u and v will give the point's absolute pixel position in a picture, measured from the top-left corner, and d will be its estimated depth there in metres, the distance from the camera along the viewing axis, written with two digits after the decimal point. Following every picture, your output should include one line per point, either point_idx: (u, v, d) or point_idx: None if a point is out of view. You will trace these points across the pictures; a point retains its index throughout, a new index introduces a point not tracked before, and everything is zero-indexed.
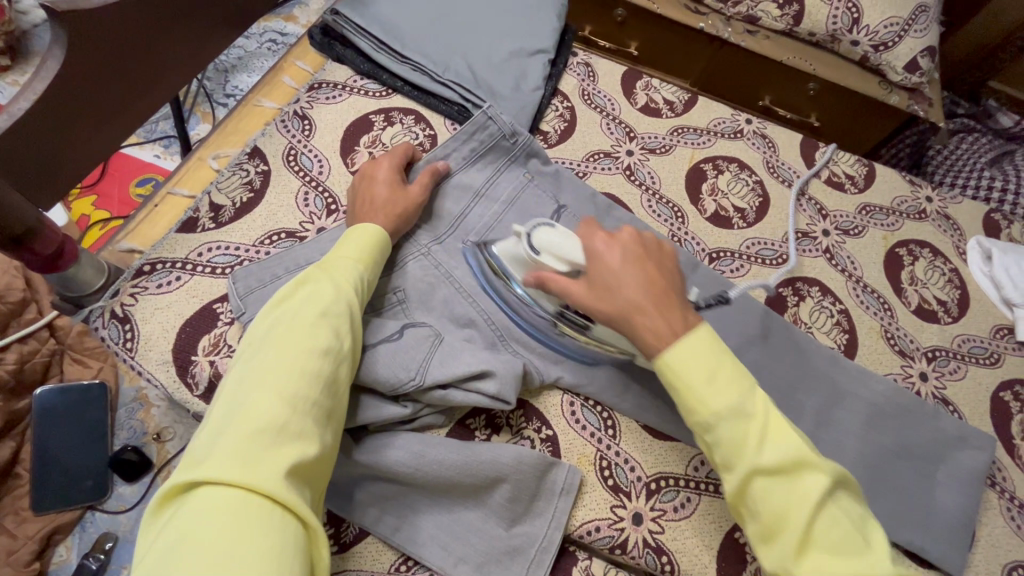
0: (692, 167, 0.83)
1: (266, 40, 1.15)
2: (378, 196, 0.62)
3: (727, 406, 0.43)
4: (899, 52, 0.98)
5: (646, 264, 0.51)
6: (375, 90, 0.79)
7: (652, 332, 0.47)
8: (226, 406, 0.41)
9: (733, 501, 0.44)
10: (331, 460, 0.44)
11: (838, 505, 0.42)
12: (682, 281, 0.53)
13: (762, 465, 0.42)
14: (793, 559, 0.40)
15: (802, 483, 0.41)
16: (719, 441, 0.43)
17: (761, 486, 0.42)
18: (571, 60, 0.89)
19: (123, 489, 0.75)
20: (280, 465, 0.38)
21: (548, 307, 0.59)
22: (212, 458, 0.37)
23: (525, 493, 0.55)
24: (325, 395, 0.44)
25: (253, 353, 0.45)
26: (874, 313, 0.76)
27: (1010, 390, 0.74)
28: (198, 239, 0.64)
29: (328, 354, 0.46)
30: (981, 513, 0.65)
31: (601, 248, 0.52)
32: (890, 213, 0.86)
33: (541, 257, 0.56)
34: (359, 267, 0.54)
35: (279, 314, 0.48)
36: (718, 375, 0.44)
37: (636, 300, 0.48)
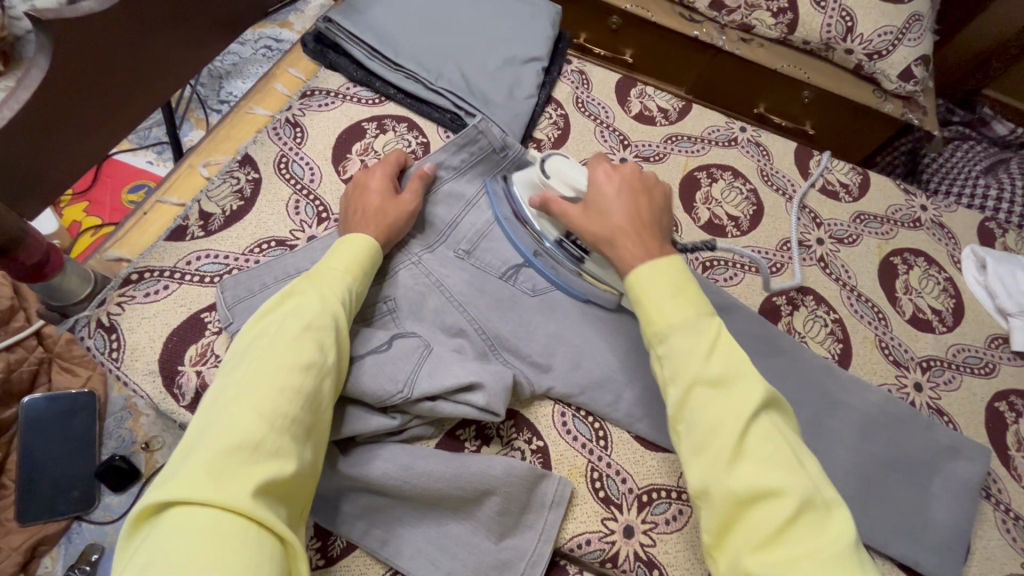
0: (686, 175, 0.83)
1: (260, 47, 1.14)
2: (369, 207, 0.62)
3: (682, 320, 0.46)
4: (893, 61, 0.98)
5: (638, 198, 0.58)
6: (368, 97, 0.79)
7: (627, 251, 0.53)
8: (206, 420, 0.41)
9: (674, 416, 0.45)
10: (312, 475, 0.44)
11: (773, 425, 0.43)
12: (670, 222, 0.59)
13: (704, 374, 0.43)
14: (723, 467, 0.40)
15: (741, 393, 0.43)
16: (671, 351, 0.45)
17: (702, 395, 0.43)
18: (565, 68, 0.89)
19: (111, 499, 0.74)
20: (256, 483, 0.38)
21: (550, 231, 0.65)
22: (186, 475, 0.37)
23: (514, 505, 0.54)
24: (306, 410, 0.44)
25: (235, 366, 0.44)
26: (868, 322, 0.75)
27: (1005, 400, 0.73)
28: (187, 247, 0.63)
29: (311, 368, 0.45)
30: (975, 525, 0.64)
31: (601, 180, 0.59)
32: (884, 221, 0.85)
33: (550, 179, 0.63)
34: (346, 278, 0.53)
35: (264, 326, 0.48)
36: (678, 294, 0.48)
37: (621, 225, 0.55)
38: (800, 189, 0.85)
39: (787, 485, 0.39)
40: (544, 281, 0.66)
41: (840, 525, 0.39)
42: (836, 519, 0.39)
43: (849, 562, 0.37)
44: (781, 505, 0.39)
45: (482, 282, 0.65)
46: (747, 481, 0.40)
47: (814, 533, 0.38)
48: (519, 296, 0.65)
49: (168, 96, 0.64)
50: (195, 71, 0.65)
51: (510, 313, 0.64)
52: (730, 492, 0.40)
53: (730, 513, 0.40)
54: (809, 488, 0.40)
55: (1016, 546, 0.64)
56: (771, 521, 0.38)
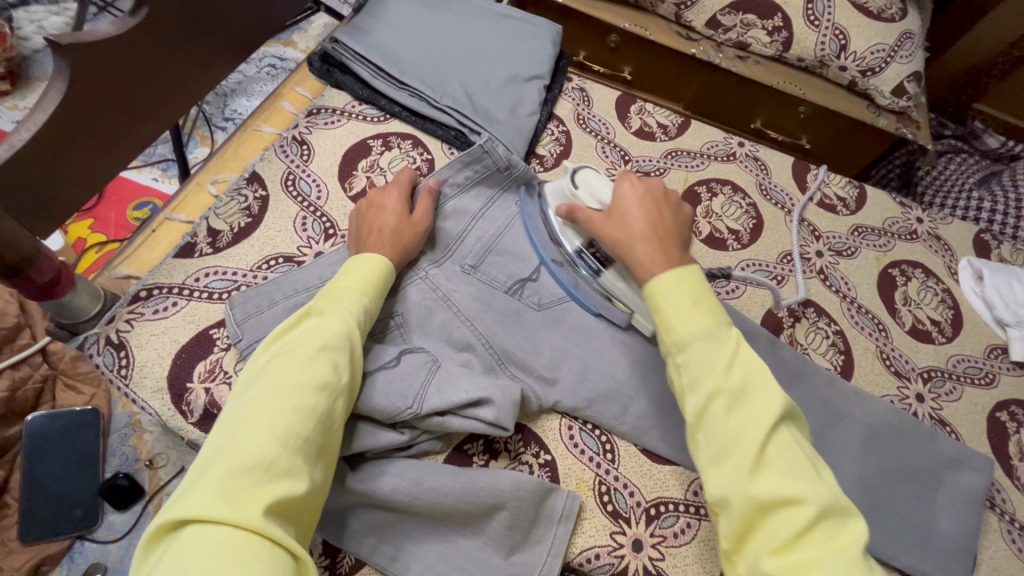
0: (686, 189, 0.84)
1: (265, 65, 1.17)
2: (381, 225, 0.63)
3: (702, 330, 0.46)
4: (886, 78, 1.01)
5: (660, 207, 0.58)
6: (374, 115, 0.80)
7: (645, 255, 0.53)
8: (220, 438, 0.41)
9: (693, 424, 0.45)
10: (320, 496, 0.44)
11: (791, 436, 0.44)
12: (689, 234, 0.59)
13: (726, 387, 0.44)
14: (745, 477, 0.41)
15: (761, 404, 0.44)
16: (689, 361, 0.46)
17: (722, 407, 0.44)
18: (566, 85, 0.91)
19: (113, 518, 0.75)
20: (267, 502, 0.38)
21: (573, 241, 0.65)
22: (200, 491, 0.37)
23: (524, 519, 0.55)
24: (319, 431, 0.44)
25: (252, 383, 0.45)
26: (869, 334, 0.76)
27: (1006, 410, 0.74)
28: (196, 264, 0.64)
29: (325, 389, 0.46)
30: (981, 536, 0.64)
31: (626, 187, 0.59)
32: (882, 234, 0.87)
33: (578, 190, 0.64)
34: (362, 297, 0.54)
35: (280, 346, 0.48)
36: (698, 306, 0.48)
37: (640, 229, 0.55)
38: (796, 209, 0.86)
39: (808, 494, 0.40)
40: (549, 295, 0.67)
41: (854, 532, 0.41)
42: (849, 524, 0.41)
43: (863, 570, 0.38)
44: (801, 514, 0.40)
45: (488, 297, 0.65)
46: (772, 490, 0.41)
47: (830, 541, 0.39)
48: (525, 309, 0.66)
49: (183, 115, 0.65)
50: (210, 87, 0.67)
51: (517, 327, 0.64)
52: (750, 499, 0.41)
53: (748, 519, 0.41)
54: (828, 497, 0.41)
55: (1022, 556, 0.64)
56: (791, 526, 0.39)
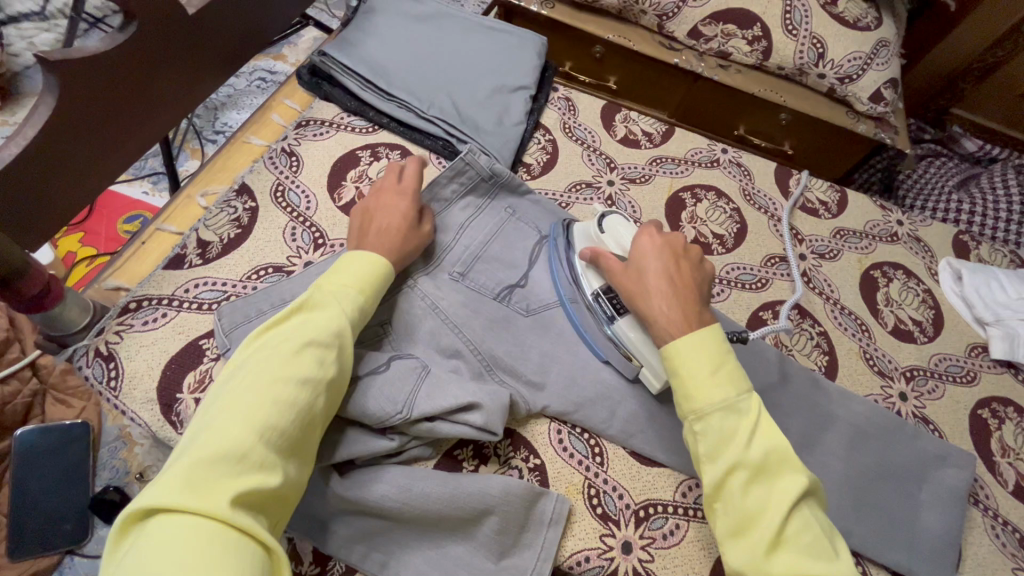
0: (671, 196, 0.86)
1: (255, 79, 1.19)
2: (384, 223, 0.63)
3: (722, 400, 0.48)
4: (863, 84, 1.03)
5: (678, 261, 0.59)
6: (362, 126, 0.81)
7: (665, 316, 0.54)
8: (197, 429, 0.42)
9: (712, 495, 0.47)
10: (295, 491, 0.44)
11: (808, 511, 0.46)
12: (708, 289, 0.60)
13: (745, 460, 0.46)
14: (762, 555, 0.43)
15: (781, 484, 0.45)
16: (708, 431, 0.48)
17: (743, 483, 0.46)
18: (552, 95, 0.93)
19: (104, 532, 0.75)
20: (235, 493, 0.38)
21: (592, 284, 0.65)
22: (169, 480, 0.37)
23: (513, 524, 0.55)
24: (296, 425, 0.44)
25: (234, 376, 0.46)
26: (853, 334, 0.77)
27: (987, 408, 0.75)
28: (185, 275, 0.64)
29: (306, 384, 0.46)
30: (965, 531, 0.65)
31: (645, 242, 0.60)
32: (864, 236, 0.89)
33: (604, 235, 0.64)
34: (354, 294, 0.54)
35: (266, 340, 0.48)
36: (718, 373, 0.49)
37: (658, 285, 0.56)
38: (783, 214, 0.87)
39: (824, 574, 0.42)
40: (537, 301, 0.68)
41: None
42: None
43: None
44: None
45: (476, 304, 0.66)
46: (788, 569, 0.42)
47: None
48: (513, 315, 0.67)
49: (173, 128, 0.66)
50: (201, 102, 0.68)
51: (506, 333, 0.65)
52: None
53: None
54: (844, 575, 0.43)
55: (1006, 551, 0.65)
56: None
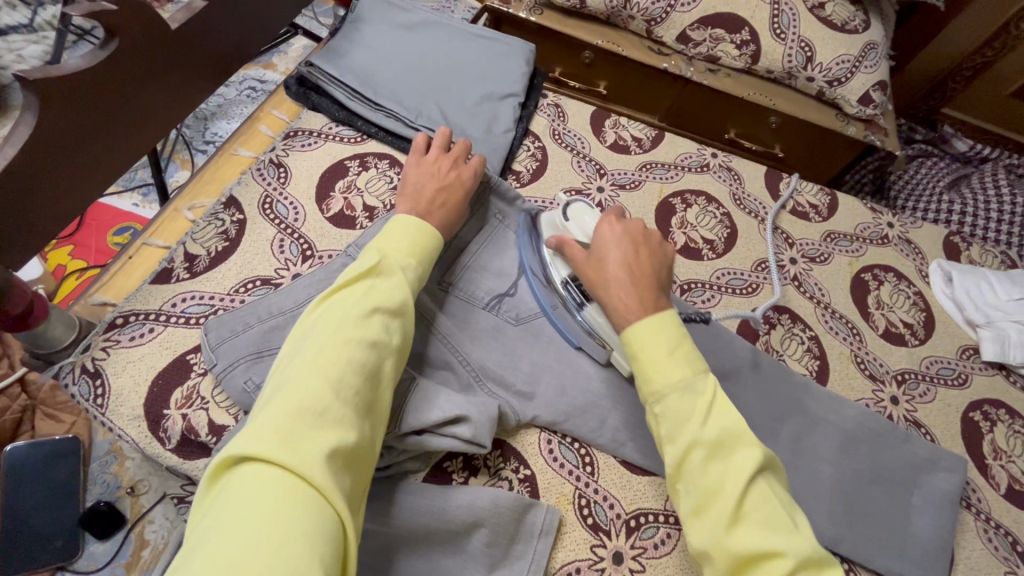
0: (661, 201, 0.86)
1: (245, 88, 1.19)
2: (436, 195, 0.64)
3: (679, 380, 0.48)
4: (852, 87, 1.04)
5: (638, 249, 0.59)
6: (350, 136, 0.81)
7: (623, 303, 0.55)
8: (276, 385, 0.42)
9: (673, 475, 0.46)
10: (373, 450, 0.44)
11: (769, 485, 0.45)
12: (669, 276, 0.60)
13: (703, 438, 0.45)
14: (722, 531, 0.42)
15: (738, 457, 0.44)
16: (667, 411, 0.47)
17: (700, 459, 0.45)
18: (541, 102, 0.93)
19: (94, 548, 0.74)
20: (320, 449, 0.38)
21: (561, 272, 0.66)
22: (257, 432, 0.38)
23: (503, 536, 0.55)
24: (368, 386, 0.44)
25: (308, 334, 0.46)
26: (843, 338, 0.77)
27: (979, 410, 0.75)
28: (172, 290, 0.64)
29: (376, 347, 0.46)
30: (957, 535, 0.65)
31: (605, 230, 0.61)
32: (854, 239, 0.89)
33: (568, 223, 0.65)
34: (411, 259, 0.54)
35: (335, 302, 0.48)
36: (675, 353, 0.49)
37: (617, 275, 0.57)
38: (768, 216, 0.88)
39: (785, 546, 0.41)
40: (526, 310, 0.68)
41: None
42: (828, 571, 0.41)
43: None
44: (781, 566, 0.40)
45: (465, 315, 0.66)
46: (749, 544, 0.41)
47: None
48: (503, 325, 0.67)
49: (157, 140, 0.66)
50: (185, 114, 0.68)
51: (495, 343, 0.65)
52: (729, 552, 0.42)
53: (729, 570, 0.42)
54: (807, 547, 0.42)
55: (999, 555, 0.65)
56: None
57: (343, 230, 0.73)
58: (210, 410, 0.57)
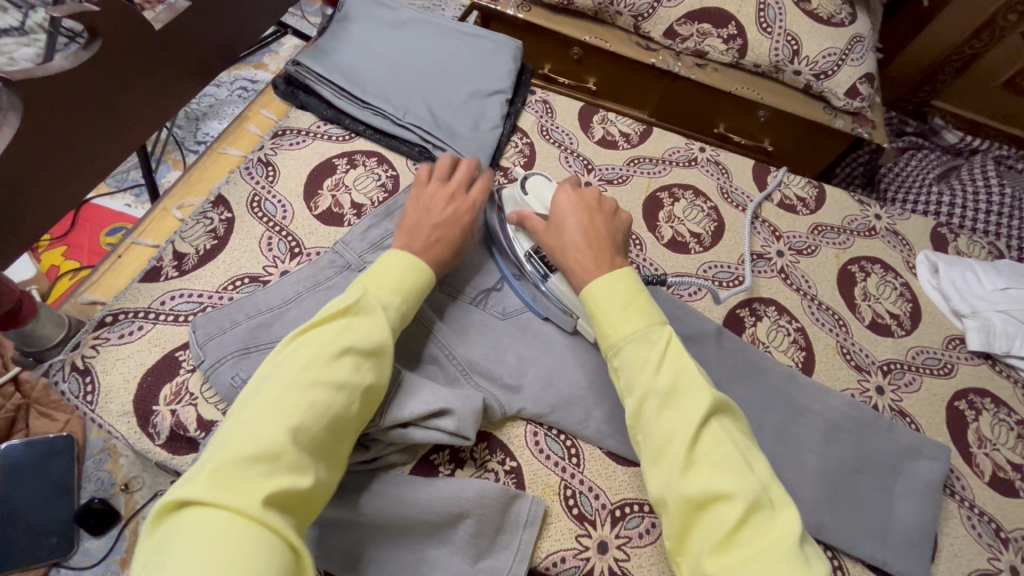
0: (649, 195, 0.86)
1: (237, 88, 1.20)
2: (432, 231, 0.62)
3: (631, 331, 0.50)
4: (839, 80, 1.04)
5: (592, 215, 0.63)
6: (338, 134, 0.82)
7: (580, 265, 0.58)
8: (236, 422, 0.43)
9: (633, 425, 0.48)
10: (326, 493, 0.44)
11: (726, 433, 0.45)
12: (624, 239, 0.63)
13: (656, 388, 0.47)
14: (677, 475, 0.43)
15: (689, 402, 0.46)
16: (623, 361, 0.50)
17: (655, 407, 0.46)
18: (529, 98, 0.93)
19: (89, 544, 0.77)
20: (267, 495, 0.39)
21: (524, 245, 0.67)
22: (204, 474, 0.38)
23: (489, 526, 0.56)
24: (328, 429, 0.44)
25: (274, 371, 0.46)
26: (830, 330, 0.78)
27: (964, 399, 0.76)
28: (161, 288, 0.65)
29: (341, 389, 0.46)
30: (941, 522, 0.66)
31: (562, 199, 0.64)
32: (841, 231, 0.89)
33: (527, 197, 0.68)
34: (395, 298, 0.54)
35: (309, 339, 0.48)
36: (630, 307, 0.52)
37: (574, 239, 0.60)
38: (750, 205, 0.88)
39: (734, 488, 0.42)
40: (512, 304, 0.69)
41: (789, 524, 0.41)
42: (781, 516, 0.41)
43: (796, 561, 0.39)
44: (730, 508, 0.41)
45: (451, 310, 0.67)
46: (699, 487, 0.42)
47: (759, 536, 0.40)
48: (489, 319, 0.67)
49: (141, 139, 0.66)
50: (168, 113, 0.68)
51: (481, 337, 0.66)
52: (682, 495, 0.43)
53: (684, 517, 0.43)
54: (759, 490, 0.42)
55: (982, 541, 0.65)
56: (719, 525, 0.41)
57: (330, 227, 0.73)
58: (199, 405, 0.58)
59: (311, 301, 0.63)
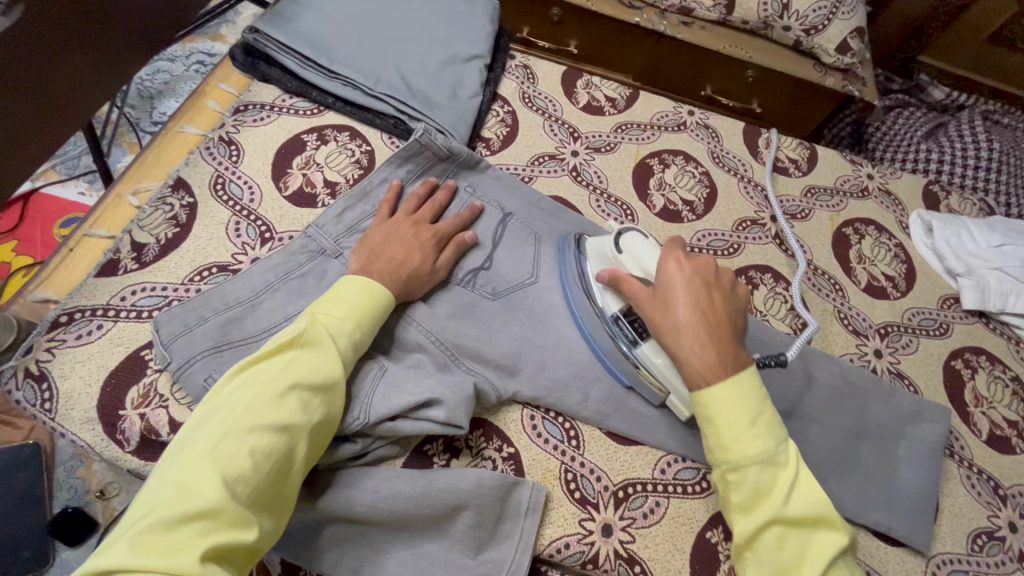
0: (638, 163, 0.82)
1: (193, 62, 1.15)
2: (394, 252, 0.59)
3: (760, 453, 0.46)
4: (829, 35, 1.00)
5: (710, 292, 0.54)
6: (306, 108, 0.76)
7: (695, 357, 0.50)
8: (167, 472, 0.40)
9: (744, 544, 0.46)
10: (271, 541, 0.42)
11: (844, 568, 0.46)
12: (741, 321, 0.55)
13: (785, 514, 0.45)
14: None
15: (819, 539, 0.45)
16: (744, 484, 0.46)
17: (780, 533, 0.45)
18: (509, 63, 0.88)
19: (67, 555, 0.75)
20: (204, 554, 0.36)
21: (611, 305, 0.60)
22: (131, 537, 0.35)
23: (489, 518, 0.53)
24: (271, 475, 0.41)
25: (212, 414, 0.43)
26: (826, 294, 0.76)
27: (961, 358, 0.75)
28: (120, 282, 0.60)
29: (286, 430, 0.43)
30: (942, 484, 0.65)
31: (672, 268, 0.55)
32: (835, 193, 0.87)
33: (622, 257, 0.61)
34: (347, 326, 0.51)
35: (249, 378, 0.45)
36: (757, 423, 0.47)
37: (689, 320, 0.52)
38: (765, 185, 0.84)
39: None
40: (503, 284, 0.65)
41: None
42: None
43: None
44: None
45: (438, 293, 0.63)
46: None
47: None
48: (479, 300, 0.64)
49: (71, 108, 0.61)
50: (98, 78, 0.63)
51: (471, 318, 0.62)
52: None
53: None
54: None
55: (981, 500, 0.66)
56: None
57: (302, 208, 0.68)
58: (171, 408, 0.54)
59: (284, 291, 0.59)
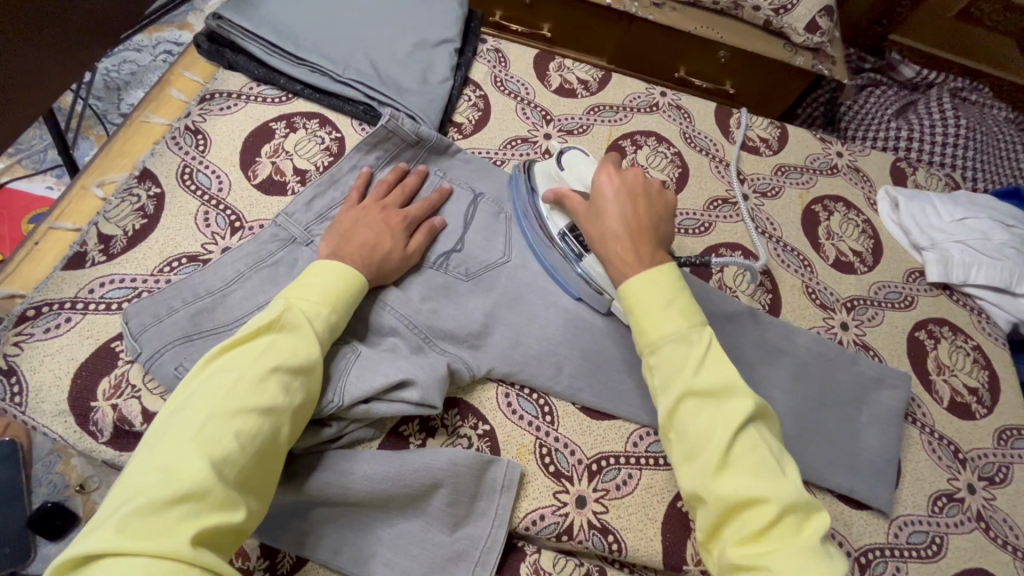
0: (611, 144, 0.83)
1: (160, 51, 1.13)
2: (365, 237, 0.59)
3: (673, 332, 0.48)
4: (798, 14, 1.01)
5: (637, 202, 0.59)
6: (274, 96, 0.75)
7: (619, 256, 0.55)
8: (147, 459, 0.39)
9: (665, 425, 0.47)
10: (259, 519, 0.43)
11: (759, 436, 0.45)
12: (668, 227, 0.60)
13: (696, 386, 0.45)
14: (710, 475, 0.43)
15: (729, 406, 0.45)
16: (661, 362, 0.48)
17: (692, 405, 0.45)
18: (480, 47, 0.88)
19: (49, 549, 0.75)
20: (195, 533, 0.37)
21: (559, 223, 0.65)
22: (112, 523, 0.36)
23: (464, 494, 0.54)
24: (256, 457, 0.42)
25: (189, 401, 0.43)
26: (795, 270, 0.78)
27: (925, 329, 0.77)
28: (88, 275, 0.59)
29: (268, 413, 0.44)
30: (904, 449, 0.68)
31: (603, 181, 0.60)
32: (805, 170, 0.88)
33: (564, 173, 0.66)
34: (324, 310, 0.51)
35: (226, 363, 0.45)
36: (673, 306, 0.50)
37: (615, 227, 0.56)
38: (731, 162, 0.86)
39: (773, 494, 0.42)
40: (476, 265, 0.66)
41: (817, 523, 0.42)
42: (813, 520, 0.42)
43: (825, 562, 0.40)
44: (766, 511, 0.41)
45: (411, 277, 0.63)
46: (734, 489, 0.42)
47: (789, 537, 0.41)
48: (452, 282, 0.64)
49: (25, 97, 0.61)
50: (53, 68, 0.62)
51: (444, 301, 0.63)
52: (719, 498, 0.43)
53: (719, 517, 0.43)
54: (795, 495, 0.42)
55: (942, 463, 0.68)
56: (756, 529, 0.41)
57: (272, 196, 0.68)
58: (143, 398, 0.54)
59: (255, 280, 0.59)
